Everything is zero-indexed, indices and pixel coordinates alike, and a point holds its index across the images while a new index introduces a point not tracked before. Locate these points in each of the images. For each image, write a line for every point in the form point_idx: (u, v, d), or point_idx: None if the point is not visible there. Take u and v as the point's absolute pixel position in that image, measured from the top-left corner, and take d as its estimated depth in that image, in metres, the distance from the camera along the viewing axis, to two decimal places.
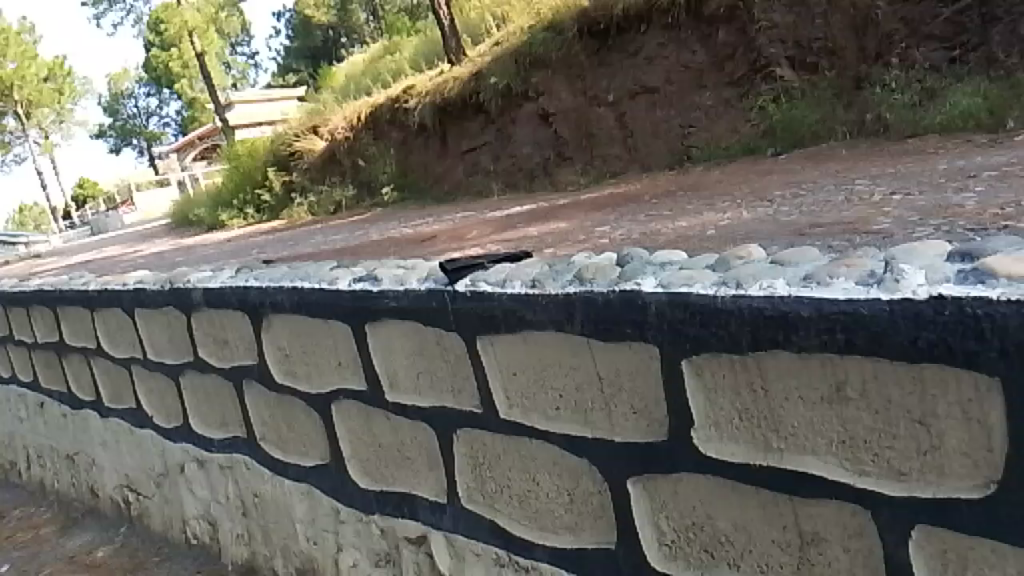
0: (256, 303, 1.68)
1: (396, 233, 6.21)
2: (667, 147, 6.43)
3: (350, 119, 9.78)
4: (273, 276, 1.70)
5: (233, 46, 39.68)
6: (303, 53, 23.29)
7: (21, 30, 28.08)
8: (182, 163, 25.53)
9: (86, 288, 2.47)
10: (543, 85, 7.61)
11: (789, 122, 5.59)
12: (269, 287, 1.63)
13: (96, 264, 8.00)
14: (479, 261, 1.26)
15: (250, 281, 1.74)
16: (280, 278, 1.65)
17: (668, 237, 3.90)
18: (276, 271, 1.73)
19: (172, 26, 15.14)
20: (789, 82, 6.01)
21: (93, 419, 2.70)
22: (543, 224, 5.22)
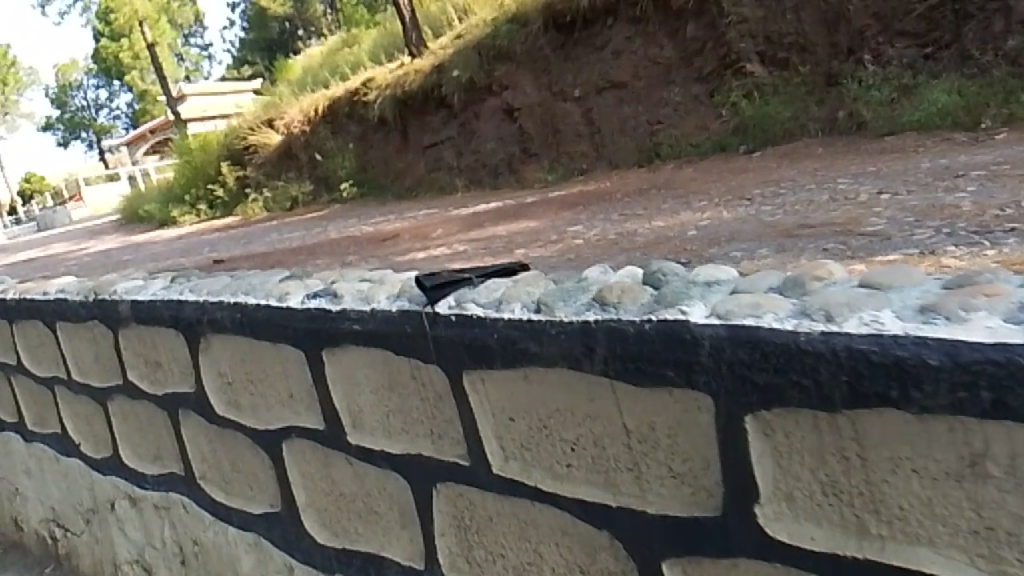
0: (192, 320, 1.42)
1: (356, 231, 5.93)
2: (635, 143, 6.24)
3: (307, 112, 9.43)
4: (214, 289, 1.43)
5: (186, 38, 38.80)
6: (260, 46, 22.80)
7: None
8: (133, 157, 24.81)
9: (4, 297, 2.17)
10: (508, 78, 7.43)
11: (762, 119, 5.44)
12: (207, 302, 1.37)
13: (40, 263, 7.59)
14: (464, 276, 1.02)
15: (187, 292, 1.48)
16: (221, 291, 1.39)
17: (645, 237, 3.70)
18: (217, 283, 1.47)
19: (122, 15, 14.63)
20: (760, 78, 5.88)
21: (15, 443, 2.40)
22: (511, 223, 5.00)
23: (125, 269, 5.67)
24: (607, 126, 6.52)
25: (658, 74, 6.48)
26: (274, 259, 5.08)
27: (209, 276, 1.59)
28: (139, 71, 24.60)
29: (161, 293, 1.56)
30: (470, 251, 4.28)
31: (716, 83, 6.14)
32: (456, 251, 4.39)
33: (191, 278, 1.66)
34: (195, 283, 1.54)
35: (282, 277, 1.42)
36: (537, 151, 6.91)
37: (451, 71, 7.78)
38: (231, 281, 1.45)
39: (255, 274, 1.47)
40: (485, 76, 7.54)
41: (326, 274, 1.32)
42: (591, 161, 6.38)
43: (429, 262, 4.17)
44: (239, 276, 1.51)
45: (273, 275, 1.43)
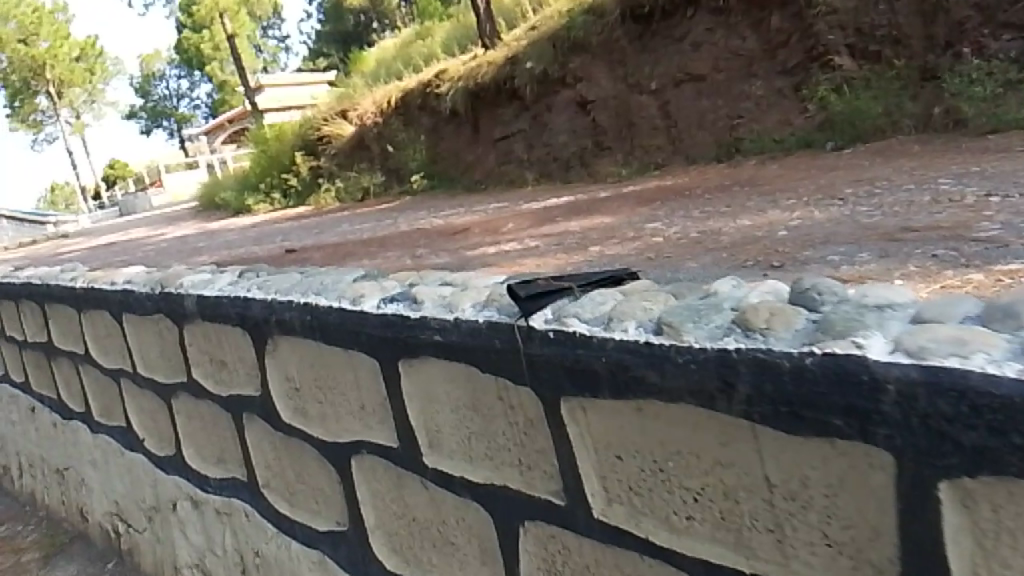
0: (260, 319, 1.31)
1: (426, 223, 5.86)
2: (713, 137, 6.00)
3: (381, 104, 9.41)
4: (284, 285, 1.33)
5: (264, 29, 39.56)
6: (335, 38, 23.05)
7: (56, 8, 27.99)
8: (212, 146, 25.38)
9: (73, 286, 2.12)
10: (583, 70, 7.25)
11: (851, 114, 5.15)
12: (275, 300, 1.26)
13: (119, 247, 7.75)
14: (564, 283, 0.87)
15: (255, 288, 1.37)
16: (290, 288, 1.28)
17: (730, 237, 3.50)
18: (288, 279, 1.36)
19: (203, 5, 14.91)
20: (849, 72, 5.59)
21: (83, 433, 2.36)
22: (585, 218, 4.85)
23: (199, 255, 5.72)
24: (685, 120, 6.30)
25: (739, 67, 6.22)
26: (345, 249, 5.03)
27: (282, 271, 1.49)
28: (219, 62, 25.15)
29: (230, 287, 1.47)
30: (543, 246, 4.14)
31: (801, 77, 5.85)
32: (529, 246, 4.25)
33: (263, 272, 1.56)
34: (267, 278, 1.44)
35: (356, 276, 1.31)
36: (611, 145, 6.72)
37: (525, 63, 7.64)
38: (303, 278, 1.34)
39: (329, 271, 1.36)
40: (559, 68, 7.37)
41: (406, 275, 1.20)
42: (667, 155, 6.17)
43: (500, 258, 4.05)
44: (312, 272, 1.40)
45: (348, 274, 1.32)
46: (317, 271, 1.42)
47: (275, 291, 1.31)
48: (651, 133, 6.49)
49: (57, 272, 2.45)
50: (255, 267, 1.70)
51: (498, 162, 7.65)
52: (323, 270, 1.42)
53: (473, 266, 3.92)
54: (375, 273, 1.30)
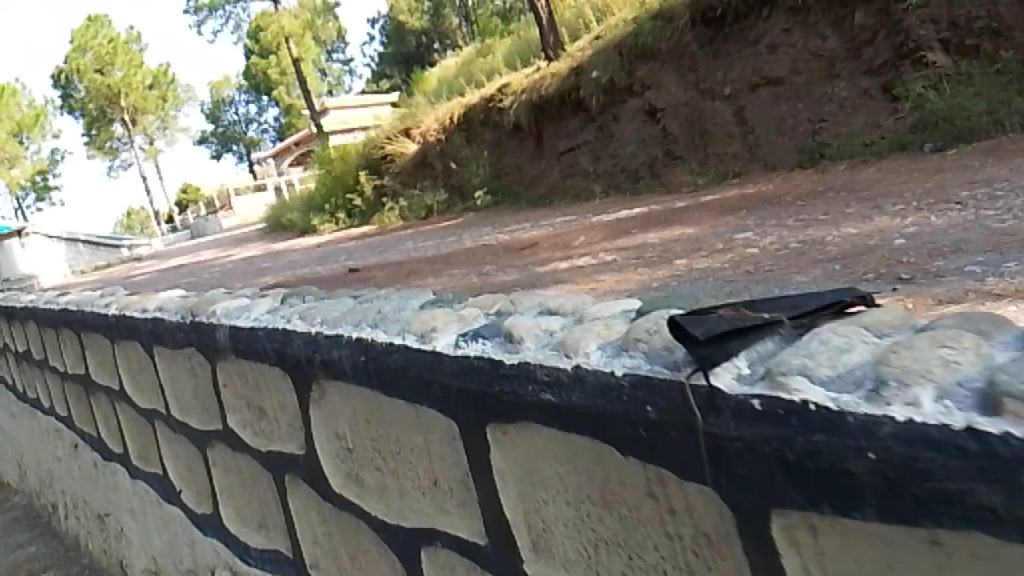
0: (301, 358, 1.02)
1: (492, 239, 5.58)
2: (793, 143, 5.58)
3: (443, 120, 9.19)
4: (333, 312, 1.03)
5: (330, 55, 40.22)
6: (397, 59, 23.14)
7: (131, 39, 28.93)
8: (279, 169, 25.71)
9: (106, 313, 1.88)
10: (651, 77, 6.91)
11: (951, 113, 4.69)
12: (320, 333, 0.96)
13: (185, 269, 7.68)
14: (764, 316, 0.54)
15: (296, 318, 1.08)
16: (340, 318, 0.98)
17: (835, 247, 3.12)
18: (339, 306, 1.06)
19: (270, 31, 15.07)
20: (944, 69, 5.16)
21: (121, 476, 2.12)
22: (665, 230, 4.49)
23: (261, 276, 5.55)
24: (762, 125, 5.88)
25: (820, 68, 5.79)
26: (409, 268, 4.78)
27: (335, 296, 1.20)
28: (285, 88, 25.52)
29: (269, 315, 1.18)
30: (621, 261, 3.82)
31: (890, 76, 5.40)
32: (605, 261, 3.93)
33: (315, 297, 1.28)
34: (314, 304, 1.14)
35: (428, 300, 1.01)
36: (682, 154, 6.33)
37: (590, 72, 7.34)
38: (359, 304, 1.05)
39: (394, 295, 1.07)
40: (626, 76, 7.06)
41: (496, 298, 0.89)
42: (744, 162, 5.75)
43: (575, 274, 3.73)
44: (371, 297, 1.11)
45: (418, 298, 1.02)
46: (380, 294, 1.13)
47: (322, 320, 1.01)
48: (725, 141, 6.07)
49: (95, 298, 2.23)
50: (307, 289, 1.42)
51: (563, 176, 7.32)
52: (387, 293, 1.13)
53: (546, 283, 3.61)
54: (454, 295, 1.00)
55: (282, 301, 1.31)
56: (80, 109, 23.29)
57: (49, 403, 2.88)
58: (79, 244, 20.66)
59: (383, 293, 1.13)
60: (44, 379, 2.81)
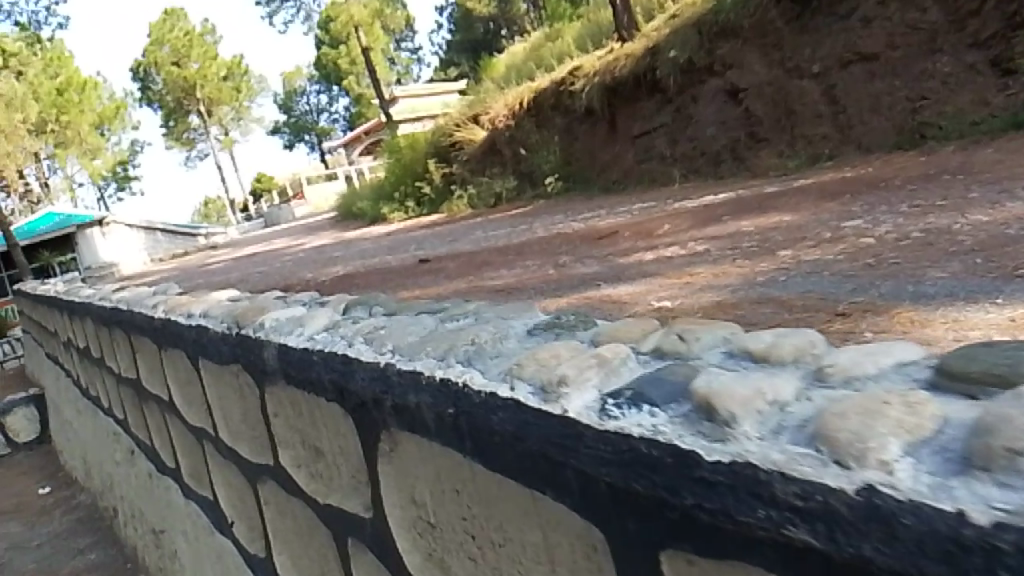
0: (367, 398, 0.76)
1: (567, 228, 5.30)
2: (889, 123, 5.11)
3: (512, 105, 8.86)
4: (412, 336, 0.78)
5: (398, 43, 40.28)
6: (465, 46, 22.88)
7: (206, 31, 29.46)
8: (349, 159, 25.82)
9: (153, 315, 1.67)
10: (733, 56, 6.46)
11: None
12: (393, 365, 0.70)
13: (257, 259, 7.60)
14: None
15: (360, 339, 0.83)
16: (422, 343, 0.73)
17: (965, 237, 2.76)
18: (418, 324, 0.82)
19: (341, 21, 15.02)
20: None
21: (173, 493, 1.91)
22: (759, 218, 4.15)
23: (330, 266, 5.38)
24: (854, 105, 5.41)
25: (919, 42, 5.28)
26: (481, 258, 4.53)
27: (411, 312, 0.97)
28: (355, 77, 25.55)
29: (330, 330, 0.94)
30: (714, 253, 3.50)
31: (999, 49, 4.88)
32: (696, 252, 3.61)
33: (388, 310, 1.05)
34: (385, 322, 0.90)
35: (534, 323, 0.77)
36: (767, 136, 5.92)
37: (667, 52, 6.90)
38: (444, 324, 0.80)
39: (484, 313, 0.84)
40: (705, 56, 6.64)
41: (648, 324, 0.68)
42: (834, 144, 5.31)
43: (663, 266, 3.43)
44: (456, 314, 0.87)
45: (521, 319, 0.78)
46: (464, 309, 0.90)
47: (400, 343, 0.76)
48: (814, 121, 5.63)
49: (146, 296, 2.03)
50: (375, 299, 1.20)
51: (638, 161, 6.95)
52: (473, 308, 0.90)
53: (632, 276, 3.32)
54: (575, 315, 0.76)
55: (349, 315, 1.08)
56: (157, 100, 23.75)
57: (106, 403, 2.72)
58: (156, 234, 21.09)
59: (468, 309, 0.90)
60: (102, 378, 2.65)
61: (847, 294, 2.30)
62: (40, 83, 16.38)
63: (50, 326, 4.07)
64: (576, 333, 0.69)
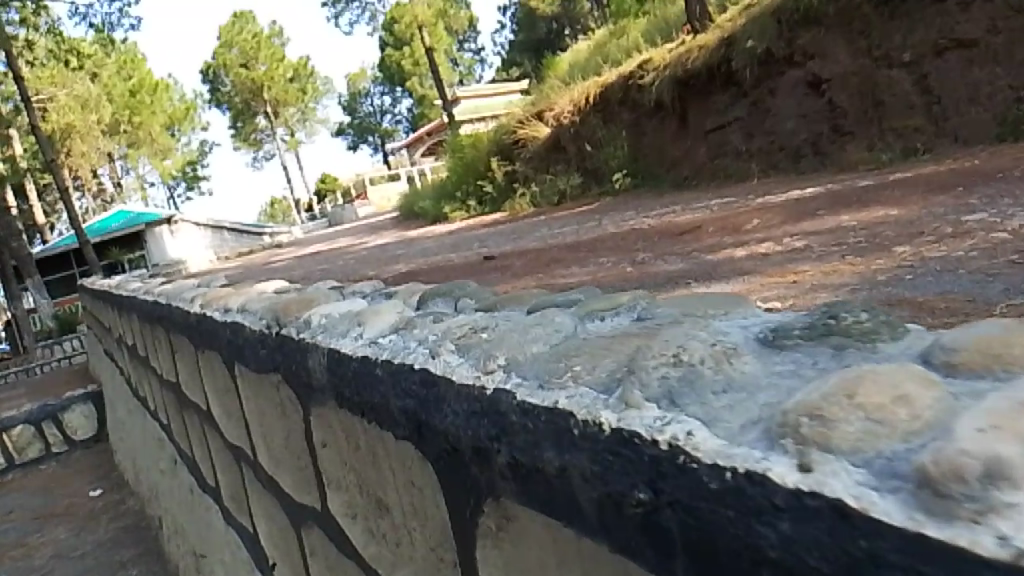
0: (446, 433, 0.63)
1: (640, 224, 4.97)
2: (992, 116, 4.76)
3: (578, 101, 8.41)
4: (525, 346, 0.65)
5: (461, 44, 40.20)
6: (528, 46, 22.54)
7: (275, 33, 29.80)
8: (412, 159, 25.70)
9: (190, 309, 1.42)
10: (815, 45, 5.89)
11: None
12: (505, 393, 0.56)
13: (317, 257, 7.43)
14: None
15: (449, 347, 0.68)
16: (564, 366, 0.59)
17: None
18: (540, 329, 0.70)
19: (404, 21, 14.88)
20: None
21: (212, 514, 1.67)
22: (860, 213, 3.76)
23: (394, 263, 5.14)
24: (951, 96, 5.02)
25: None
26: (551, 255, 4.23)
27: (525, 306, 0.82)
28: (419, 78, 25.39)
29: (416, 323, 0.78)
30: (816, 251, 3.15)
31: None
32: (793, 249, 3.26)
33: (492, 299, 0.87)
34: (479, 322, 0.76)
35: (754, 322, 0.66)
36: (852, 129, 5.45)
37: (743, 42, 6.33)
38: (599, 331, 0.68)
39: (661, 312, 0.72)
40: (784, 46, 6.05)
41: None
42: (928, 138, 4.97)
43: (758, 263, 3.10)
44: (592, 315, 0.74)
45: (729, 318, 0.67)
46: (614, 305, 0.77)
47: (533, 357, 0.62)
48: (906, 114, 5.19)
49: (188, 289, 1.79)
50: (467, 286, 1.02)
51: (711, 157, 6.52)
52: (630, 304, 0.77)
53: (723, 274, 2.99)
54: (866, 314, 0.62)
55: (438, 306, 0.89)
56: (225, 101, 24.02)
57: (151, 407, 2.51)
58: (222, 233, 21.28)
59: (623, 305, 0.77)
60: (147, 379, 2.44)
61: (999, 296, 1.93)
62: (113, 85, 16.65)
63: (105, 321, 3.92)
64: (883, 346, 0.54)
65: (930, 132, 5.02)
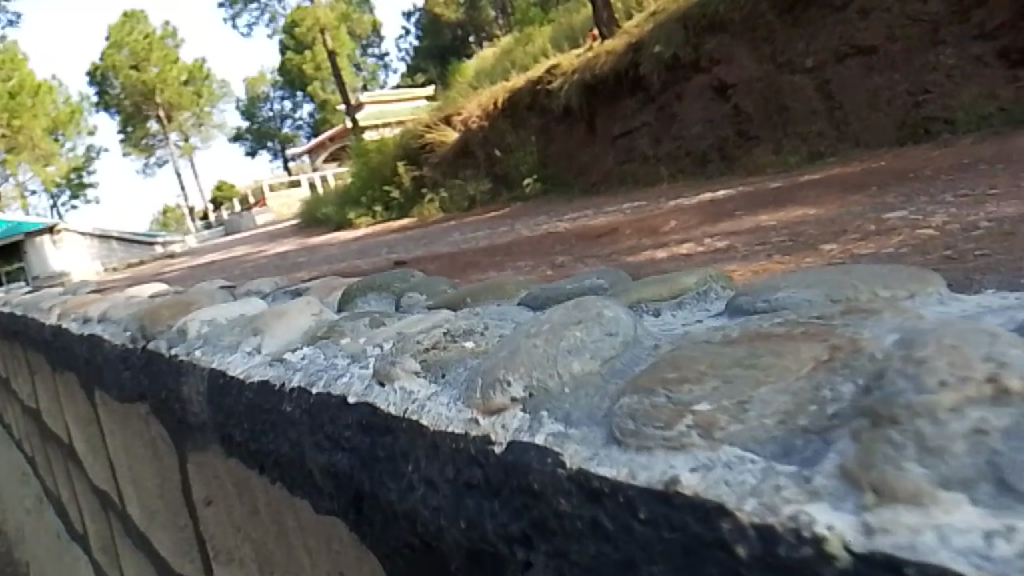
0: (410, 515, 0.56)
1: (555, 227, 4.84)
2: (891, 120, 4.74)
3: (485, 105, 8.18)
4: (552, 362, 0.56)
5: (363, 50, 39.48)
6: (431, 51, 22.21)
7: (168, 34, 28.51)
8: (313, 165, 24.98)
9: (43, 321, 1.18)
10: (720, 51, 5.90)
11: None
12: (519, 444, 0.48)
13: (214, 266, 7.01)
14: None
15: (415, 359, 0.64)
16: (678, 406, 0.46)
17: None
18: (575, 331, 0.58)
19: (305, 24, 14.40)
20: None
21: (82, 565, 1.40)
22: (779, 213, 3.72)
23: (296, 271, 4.84)
24: (852, 101, 5.02)
25: (921, 34, 4.89)
26: (466, 259, 4.04)
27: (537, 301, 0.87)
28: (320, 84, 24.69)
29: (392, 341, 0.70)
30: (740, 250, 3.06)
31: (1010, 39, 4.50)
32: (716, 249, 3.17)
33: (511, 309, 0.85)
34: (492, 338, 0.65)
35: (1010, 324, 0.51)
36: (757, 134, 5.44)
37: (650, 47, 6.28)
38: (716, 338, 0.54)
39: (788, 295, 0.69)
40: (691, 51, 6.05)
41: None
42: (830, 142, 4.94)
43: (682, 264, 2.99)
44: (665, 302, 0.84)
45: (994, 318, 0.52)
46: (674, 295, 0.85)
47: (589, 396, 0.52)
48: (807, 118, 5.20)
49: (48, 298, 1.52)
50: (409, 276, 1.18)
51: (619, 162, 6.42)
52: (690, 294, 0.85)
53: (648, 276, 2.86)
54: None
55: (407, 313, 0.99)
56: (113, 105, 22.82)
57: (15, 434, 2.18)
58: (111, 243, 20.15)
59: (686, 296, 0.85)
60: (9, 404, 2.12)
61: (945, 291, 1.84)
62: None
63: None
64: None
65: (832, 135, 5.01)
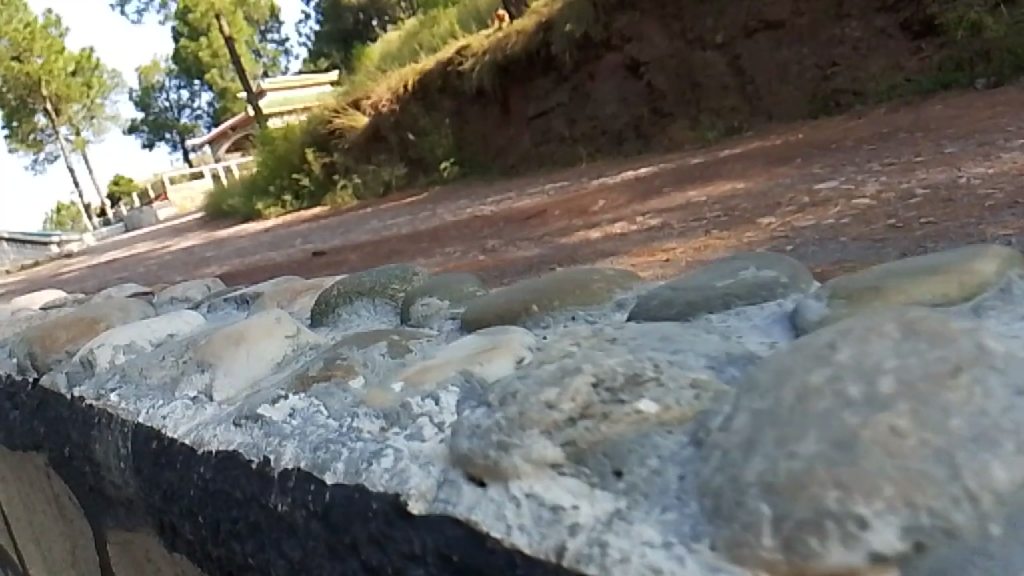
0: None
1: (478, 210, 4.70)
2: (800, 94, 4.76)
3: (395, 88, 7.90)
4: (943, 479, 0.40)
5: (262, 35, 38.24)
6: (332, 35, 21.58)
7: (50, 22, 26.94)
8: (215, 155, 24.06)
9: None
10: (631, 28, 5.85)
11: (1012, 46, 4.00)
12: None
13: (116, 265, 6.60)
14: None
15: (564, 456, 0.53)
16: None
17: (983, 191, 2.33)
18: (950, 395, 0.44)
19: (198, 9, 13.74)
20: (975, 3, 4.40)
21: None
22: (707, 188, 3.68)
23: (204, 267, 4.54)
24: (762, 76, 5.04)
25: (825, 9, 4.94)
26: (389, 247, 3.86)
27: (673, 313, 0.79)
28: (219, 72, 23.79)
29: (545, 412, 0.56)
30: (675, 227, 2.99)
31: (911, 11, 4.61)
32: (650, 228, 3.10)
33: (681, 333, 0.68)
34: (756, 412, 0.48)
35: None
36: (672, 111, 5.39)
37: (561, 27, 6.13)
38: None
39: None
40: (602, 30, 5.97)
41: None
42: (744, 117, 4.91)
43: (619, 244, 2.90)
44: (960, 308, 0.64)
45: None
46: (967, 297, 0.66)
47: None
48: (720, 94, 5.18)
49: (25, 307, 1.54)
50: (409, 275, 1.32)
51: (535, 143, 6.28)
52: (990, 293, 0.66)
53: (585, 258, 2.76)
54: None
55: (422, 324, 1.09)
56: None
57: None
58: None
59: (985, 298, 0.65)
60: None
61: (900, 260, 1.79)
62: None
63: None
64: None
65: (744, 110, 4.99)
